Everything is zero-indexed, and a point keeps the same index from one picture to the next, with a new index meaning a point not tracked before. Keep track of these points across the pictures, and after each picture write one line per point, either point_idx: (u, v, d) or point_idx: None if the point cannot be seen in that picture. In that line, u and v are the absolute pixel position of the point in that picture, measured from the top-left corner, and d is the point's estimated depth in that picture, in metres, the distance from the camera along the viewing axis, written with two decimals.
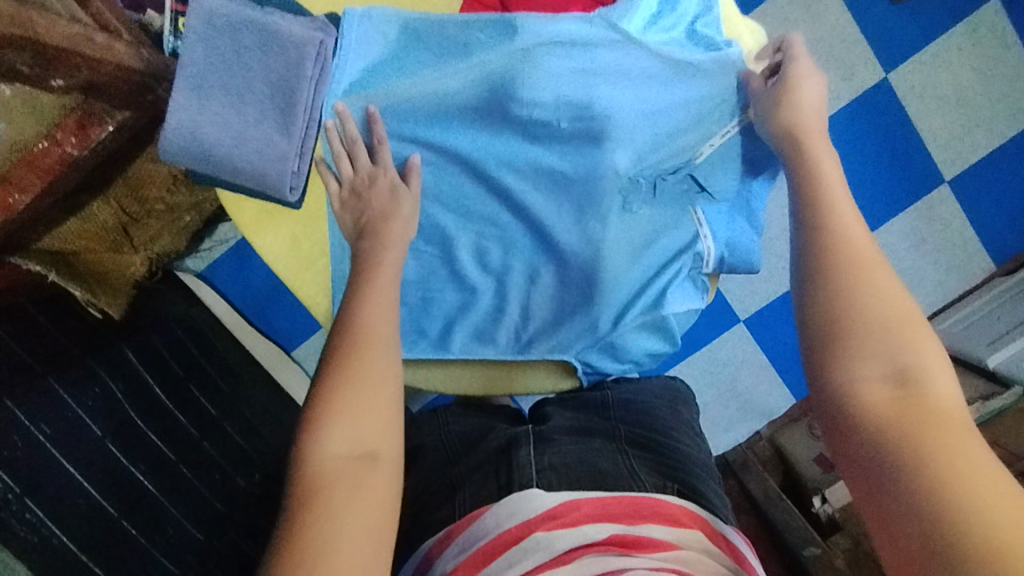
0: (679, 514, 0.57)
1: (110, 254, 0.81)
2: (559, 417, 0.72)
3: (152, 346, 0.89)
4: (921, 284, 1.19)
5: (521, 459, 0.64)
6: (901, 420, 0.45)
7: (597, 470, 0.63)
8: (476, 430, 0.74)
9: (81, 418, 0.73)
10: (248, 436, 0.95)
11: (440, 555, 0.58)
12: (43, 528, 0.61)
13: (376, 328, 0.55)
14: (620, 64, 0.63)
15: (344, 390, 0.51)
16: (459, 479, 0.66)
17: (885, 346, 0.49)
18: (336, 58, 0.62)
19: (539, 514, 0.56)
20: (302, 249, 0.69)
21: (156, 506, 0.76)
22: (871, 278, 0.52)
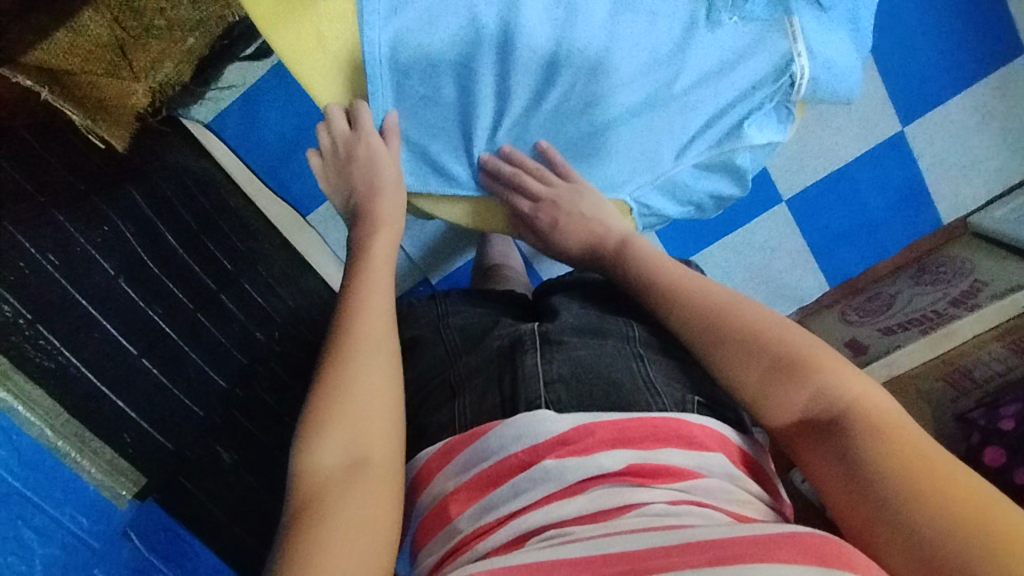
0: (703, 437, 0.53)
1: (108, 78, 0.71)
2: (568, 313, 0.64)
3: (161, 190, 0.80)
4: (983, 169, 1.10)
5: (528, 370, 0.59)
6: (826, 442, 0.49)
7: (613, 382, 0.57)
8: (479, 323, 0.69)
9: (90, 256, 0.70)
10: (267, 295, 0.88)
11: (435, 474, 0.55)
12: (60, 356, 0.66)
13: (367, 330, 0.56)
14: None
15: (334, 403, 0.52)
16: (458, 382, 0.63)
17: (790, 376, 0.52)
18: None
19: (548, 439, 0.51)
20: (329, 52, 0.59)
21: (174, 349, 0.74)
22: (746, 317, 0.56)
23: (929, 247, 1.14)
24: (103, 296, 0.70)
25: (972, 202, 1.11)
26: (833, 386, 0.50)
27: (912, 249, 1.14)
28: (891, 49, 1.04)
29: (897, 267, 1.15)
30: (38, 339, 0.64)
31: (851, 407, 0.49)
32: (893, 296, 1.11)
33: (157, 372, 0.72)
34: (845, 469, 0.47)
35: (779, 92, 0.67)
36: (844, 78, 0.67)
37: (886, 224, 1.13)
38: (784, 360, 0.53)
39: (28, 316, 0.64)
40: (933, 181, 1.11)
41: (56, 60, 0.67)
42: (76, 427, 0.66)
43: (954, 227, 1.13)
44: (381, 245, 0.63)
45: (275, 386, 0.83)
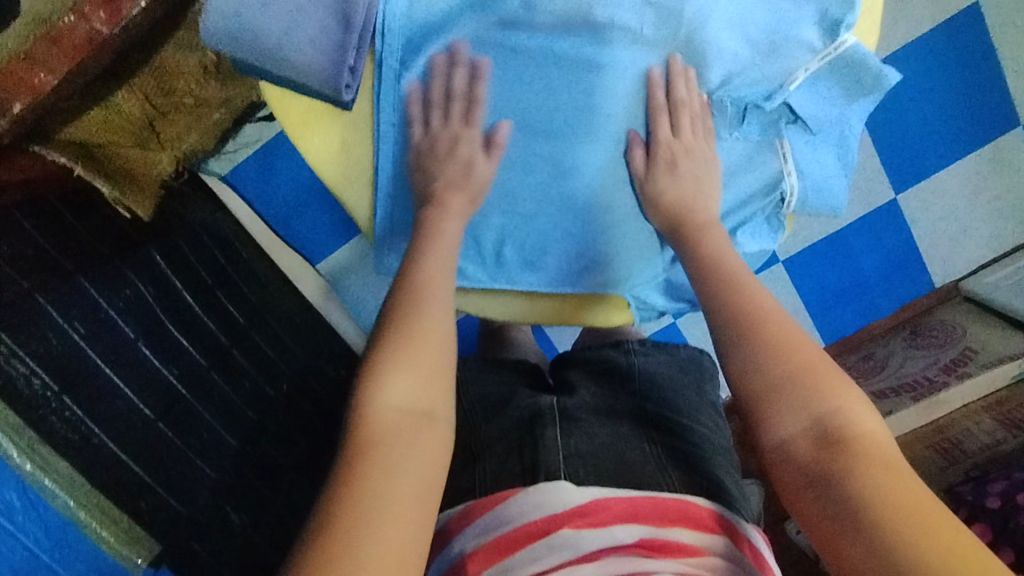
0: (708, 519, 0.57)
1: (135, 150, 0.75)
2: (584, 393, 0.71)
3: (179, 251, 0.85)
4: (975, 235, 1.13)
5: (548, 441, 0.63)
6: (822, 460, 0.51)
7: (625, 461, 0.62)
8: (498, 393, 0.72)
9: (113, 320, 0.72)
10: (278, 347, 0.95)
11: (458, 532, 0.59)
12: (84, 427, 0.63)
13: (427, 293, 0.58)
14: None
15: (401, 348, 0.54)
16: (479, 448, 0.66)
17: (799, 393, 0.53)
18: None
19: (566, 510, 0.55)
20: (349, 151, 0.66)
21: (190, 409, 0.76)
22: (767, 327, 0.57)
23: (921, 307, 1.17)
24: (121, 359, 0.70)
25: (964, 267, 1.15)
26: (830, 410, 0.52)
27: (904, 309, 1.17)
28: (886, 120, 1.08)
29: (889, 327, 1.18)
30: (64, 411, 0.62)
31: (855, 439, 0.51)
32: (887, 357, 1.14)
33: (171, 433, 0.72)
34: (825, 494, 0.50)
35: (770, 205, 0.73)
36: (829, 193, 0.72)
37: (880, 285, 1.16)
38: (788, 375, 0.54)
39: (56, 388, 0.62)
40: (926, 246, 1.14)
41: (88, 134, 0.69)
42: (97, 497, 0.62)
43: (946, 289, 1.16)
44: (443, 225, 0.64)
45: (281, 437, 0.88)
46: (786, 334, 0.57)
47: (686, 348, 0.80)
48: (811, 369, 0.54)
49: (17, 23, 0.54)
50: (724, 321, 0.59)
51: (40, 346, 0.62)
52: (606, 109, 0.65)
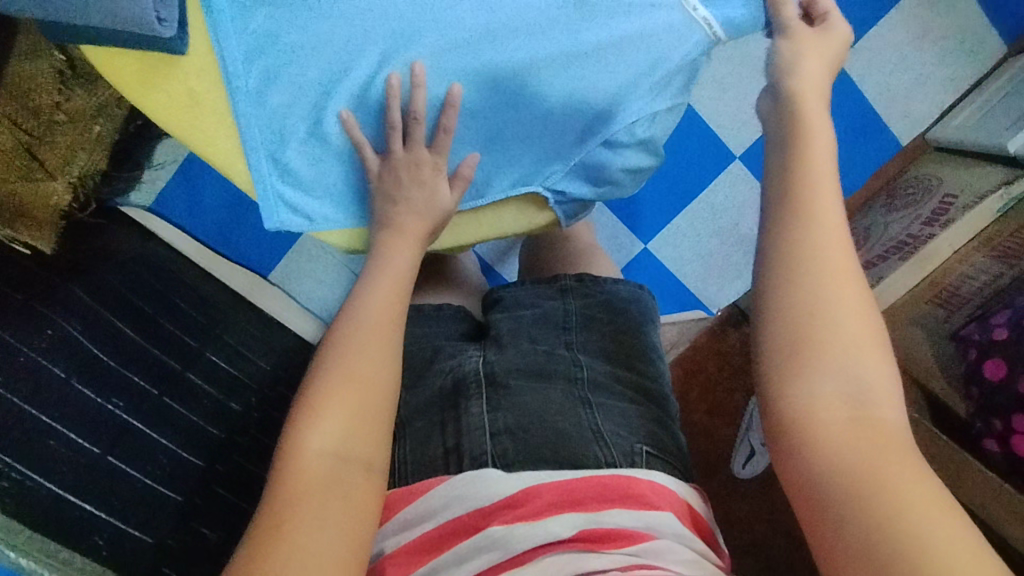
0: (650, 494, 0.52)
1: (23, 182, 0.71)
2: (513, 349, 0.65)
3: (110, 284, 0.79)
4: (928, 84, 1.08)
5: (472, 419, 0.59)
6: (848, 432, 0.46)
7: (561, 432, 0.58)
8: (419, 351, 0.68)
9: (36, 362, 0.67)
10: (241, 364, 0.89)
11: (378, 532, 0.54)
12: (14, 472, 0.59)
13: (374, 317, 0.56)
14: None
15: (341, 390, 0.52)
16: (400, 423, 0.64)
17: (840, 347, 0.48)
18: None
19: (495, 502, 0.51)
20: (202, 106, 0.62)
21: (144, 437, 0.72)
22: (828, 269, 0.50)
23: (894, 171, 1.11)
24: (56, 401, 0.66)
25: (927, 118, 1.09)
26: (865, 384, 0.48)
27: (876, 177, 1.12)
28: None
29: (866, 199, 1.12)
30: None
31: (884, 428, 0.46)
32: (869, 228, 1.07)
33: (123, 464, 0.69)
34: (827, 453, 0.46)
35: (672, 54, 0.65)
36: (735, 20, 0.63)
37: (846, 157, 1.11)
38: (835, 326, 0.48)
39: None
40: (884, 105, 1.09)
41: None
42: (42, 540, 0.58)
43: (914, 146, 1.10)
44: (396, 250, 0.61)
45: (255, 451, 0.84)
46: (840, 274, 0.50)
47: (626, 286, 0.73)
48: (860, 332, 0.49)
49: None
50: (797, 233, 0.52)
51: None
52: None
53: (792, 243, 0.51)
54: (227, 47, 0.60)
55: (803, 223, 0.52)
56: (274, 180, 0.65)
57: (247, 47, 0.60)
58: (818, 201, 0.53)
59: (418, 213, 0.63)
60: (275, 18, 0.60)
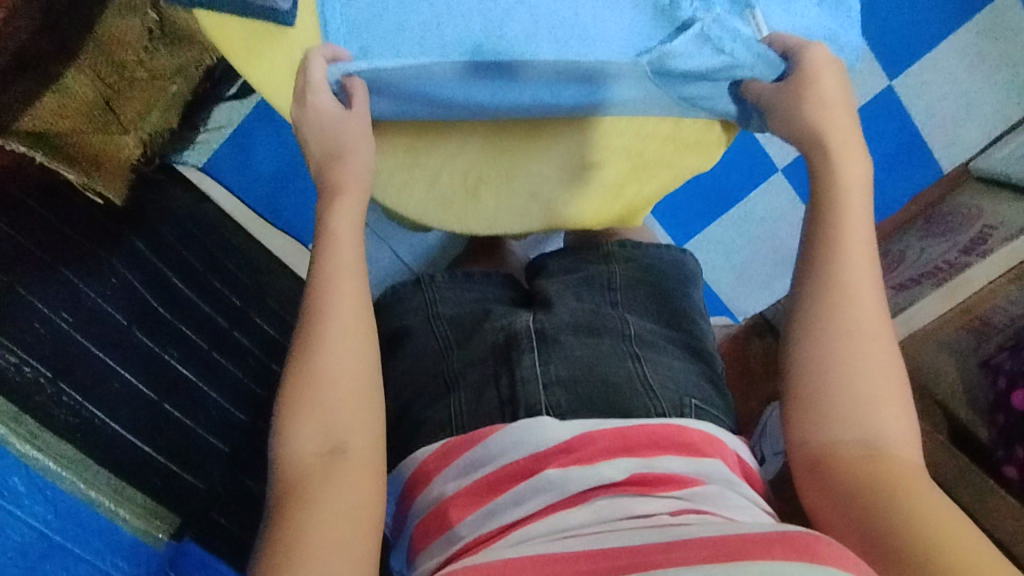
0: (698, 442, 0.54)
1: (98, 134, 0.75)
2: (562, 308, 0.65)
3: (164, 238, 0.83)
4: (977, 113, 1.08)
5: (525, 371, 0.60)
6: (865, 468, 0.48)
7: (610, 386, 0.59)
8: (471, 312, 0.69)
9: (100, 307, 0.70)
10: (279, 325, 0.92)
11: (436, 474, 0.56)
12: (83, 411, 0.62)
13: (333, 299, 0.53)
14: None
15: (309, 383, 0.50)
16: (452, 375, 0.63)
17: (864, 403, 0.50)
18: None
19: (552, 447, 0.52)
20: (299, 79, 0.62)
21: (195, 389, 0.75)
22: (861, 329, 0.53)
23: (931, 198, 1.13)
24: (113, 343, 0.69)
25: (971, 148, 1.10)
26: (883, 433, 0.50)
27: (914, 202, 1.13)
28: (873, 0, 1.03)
29: (902, 223, 1.14)
30: (60, 395, 0.60)
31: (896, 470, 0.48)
32: (904, 252, 1.08)
33: (179, 414, 0.71)
34: (841, 488, 0.49)
35: None
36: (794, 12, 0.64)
37: (887, 179, 1.12)
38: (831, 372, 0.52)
39: (48, 374, 0.60)
40: (928, 132, 1.10)
41: (50, 124, 0.69)
42: (106, 476, 0.61)
43: (956, 174, 1.12)
44: (342, 212, 0.57)
45: None
46: (873, 330, 0.53)
47: (668, 248, 0.75)
48: (869, 363, 0.52)
49: None
50: (835, 290, 0.54)
51: (26, 334, 0.61)
52: None
53: (829, 297, 0.54)
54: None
55: (839, 282, 0.54)
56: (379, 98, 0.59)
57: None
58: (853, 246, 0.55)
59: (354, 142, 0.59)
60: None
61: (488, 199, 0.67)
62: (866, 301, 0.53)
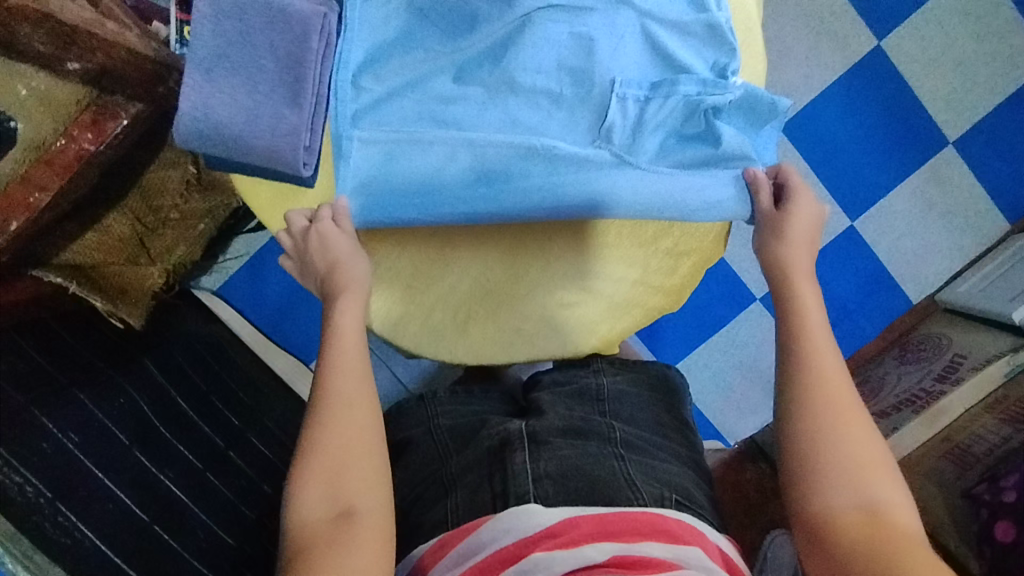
0: (678, 530, 0.56)
1: (128, 267, 0.82)
2: (553, 413, 0.68)
3: (175, 361, 0.89)
4: (936, 250, 1.18)
5: (517, 467, 0.62)
6: (862, 534, 0.54)
7: (596, 480, 0.60)
8: (468, 422, 0.72)
9: (107, 427, 0.73)
10: (273, 446, 0.94)
11: (433, 565, 0.57)
12: (77, 532, 0.62)
13: (339, 379, 0.58)
14: (603, 20, 0.61)
15: (319, 450, 0.55)
16: (450, 480, 0.65)
17: (851, 471, 0.57)
18: (341, 39, 0.58)
19: (538, 532, 0.54)
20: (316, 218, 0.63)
21: (186, 511, 0.76)
22: (840, 408, 0.59)
23: (906, 325, 1.18)
24: (115, 464, 0.71)
25: (936, 281, 1.18)
26: (874, 494, 0.56)
27: (890, 329, 1.19)
28: (827, 156, 1.15)
29: (881, 349, 1.18)
30: (57, 516, 0.62)
31: (887, 522, 0.54)
32: (883, 377, 1.11)
33: (167, 536, 0.72)
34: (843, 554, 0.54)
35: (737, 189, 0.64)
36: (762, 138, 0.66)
37: (861, 308, 1.19)
38: (819, 429, 0.58)
39: (48, 494, 0.62)
40: (894, 265, 1.18)
41: (83, 256, 0.77)
42: None
43: (924, 305, 1.18)
44: (348, 309, 0.60)
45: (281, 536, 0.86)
46: (840, 396, 0.60)
47: (657, 364, 0.79)
48: (852, 431, 0.58)
49: (16, 150, 0.55)
50: (805, 367, 0.61)
51: (34, 455, 0.64)
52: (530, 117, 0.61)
53: (813, 380, 0.60)
54: (344, 50, 0.58)
55: (807, 361, 0.61)
56: (366, 187, 0.61)
57: (366, 55, 0.60)
58: (810, 330, 0.63)
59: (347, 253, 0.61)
60: (405, 20, 0.60)
61: (476, 335, 0.66)
62: (830, 372, 0.61)
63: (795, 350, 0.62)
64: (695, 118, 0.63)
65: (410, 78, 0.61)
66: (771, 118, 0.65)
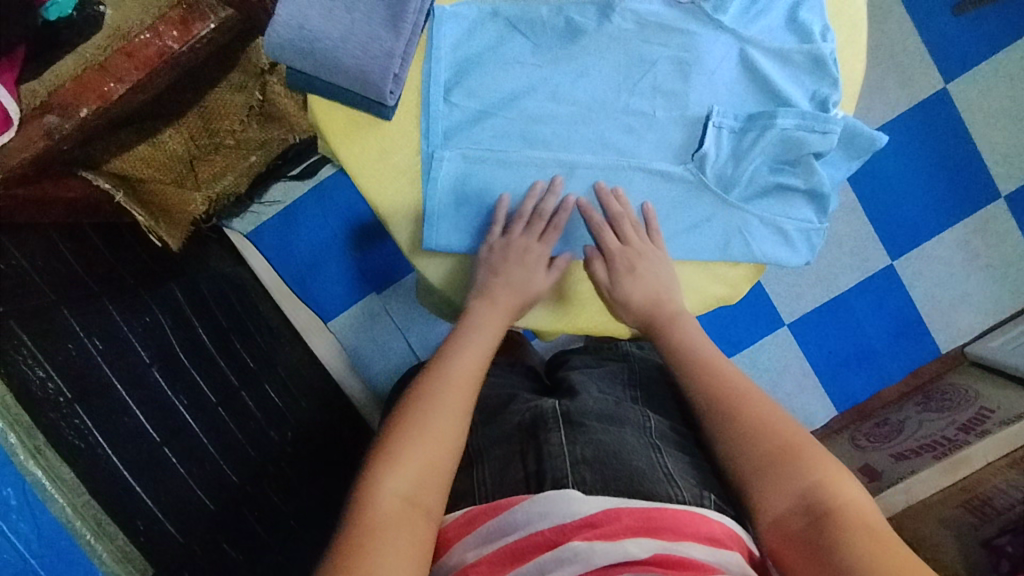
0: (721, 533, 0.52)
1: (173, 187, 0.80)
2: (587, 396, 0.67)
3: (201, 294, 0.88)
4: (972, 302, 1.16)
5: (553, 448, 0.60)
6: (809, 529, 0.50)
7: (636, 470, 0.58)
8: (498, 397, 0.71)
9: (131, 343, 0.72)
10: (284, 396, 0.92)
11: (457, 540, 0.55)
12: (92, 437, 0.61)
13: (452, 379, 0.54)
14: (700, 45, 0.58)
15: (414, 440, 0.50)
16: (478, 452, 0.65)
17: (777, 467, 0.52)
18: (433, 36, 0.56)
19: (577, 520, 0.51)
20: (392, 164, 0.58)
21: (197, 442, 0.74)
22: (751, 408, 0.55)
23: (931, 374, 1.17)
24: (136, 381, 0.70)
25: (967, 333, 1.17)
26: (810, 486, 0.51)
27: (914, 375, 1.17)
28: (874, 192, 1.15)
29: (902, 394, 1.17)
30: (74, 418, 0.60)
31: (836, 506, 0.49)
32: (903, 422, 1.09)
33: (177, 462, 0.70)
34: (808, 548, 0.49)
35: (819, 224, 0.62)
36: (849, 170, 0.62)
37: (887, 350, 1.17)
38: (734, 440, 0.54)
39: (69, 395, 0.61)
40: (926, 313, 1.17)
41: (133, 169, 0.76)
42: (96, 510, 0.59)
43: (952, 355, 1.17)
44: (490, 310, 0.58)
45: (283, 486, 0.84)
46: (747, 391, 0.56)
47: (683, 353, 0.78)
48: (760, 428, 0.54)
49: (102, 36, 0.56)
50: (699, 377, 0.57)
51: (58, 355, 0.63)
52: (619, 143, 0.60)
53: (719, 385, 0.56)
54: (432, 65, 0.56)
55: (704, 370, 0.57)
56: (448, 202, 0.59)
57: (458, 62, 0.57)
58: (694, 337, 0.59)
59: (514, 289, 0.58)
60: (500, 30, 0.57)
61: (532, 294, 0.64)
62: (731, 370, 0.57)
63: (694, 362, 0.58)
64: (794, 153, 0.59)
65: (502, 86, 0.58)
66: (867, 152, 0.61)
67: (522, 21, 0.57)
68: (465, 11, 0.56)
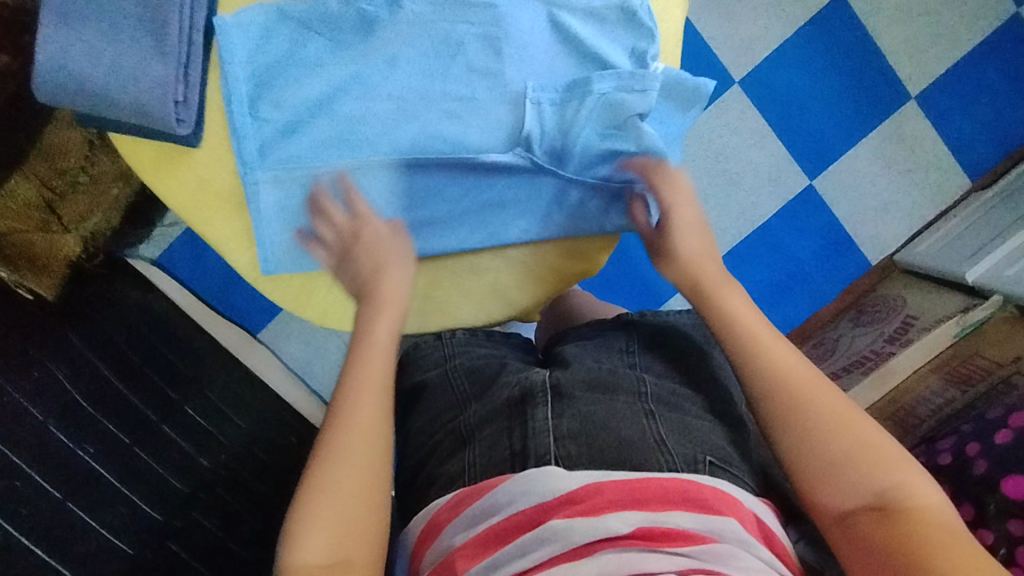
0: (711, 498, 0.49)
1: (39, 234, 0.81)
2: (578, 364, 0.61)
3: (107, 336, 0.83)
4: (897, 209, 1.15)
5: (538, 424, 0.56)
6: (879, 529, 0.48)
7: (622, 440, 0.54)
8: (487, 366, 0.64)
9: (19, 403, 0.69)
10: (212, 418, 0.90)
11: (446, 525, 0.52)
12: None
13: (357, 423, 0.53)
14: (504, 20, 0.61)
15: (329, 497, 0.50)
16: (467, 430, 0.59)
17: (848, 467, 0.51)
18: (226, 51, 0.57)
19: (558, 497, 0.49)
20: (217, 191, 0.62)
21: (106, 486, 0.73)
22: (813, 403, 0.54)
23: (863, 288, 1.16)
24: (27, 441, 0.69)
25: (894, 241, 1.16)
26: (881, 484, 0.50)
27: (846, 292, 1.16)
28: (786, 112, 1.11)
29: (836, 312, 1.16)
30: None
31: (911, 506, 0.48)
32: (838, 340, 1.12)
33: (84, 514, 0.70)
34: (874, 550, 0.48)
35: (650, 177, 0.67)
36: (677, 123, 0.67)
37: (818, 270, 1.16)
38: (798, 438, 0.53)
39: None
40: (853, 228, 1.15)
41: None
42: None
43: (883, 265, 1.16)
44: (379, 326, 0.58)
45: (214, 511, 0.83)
46: (808, 387, 0.55)
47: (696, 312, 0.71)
48: (831, 423, 0.53)
49: None
50: (761, 378, 0.56)
51: None
52: (444, 129, 0.62)
53: (784, 386, 0.55)
54: (230, 80, 0.57)
55: (766, 372, 0.56)
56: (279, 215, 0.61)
57: (261, 74, 0.58)
58: (759, 341, 0.58)
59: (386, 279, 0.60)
60: (296, 35, 0.58)
61: None
62: (797, 368, 0.56)
63: (749, 362, 0.57)
64: (616, 117, 0.62)
65: (313, 91, 0.59)
66: (687, 100, 0.66)
67: (316, 24, 0.58)
68: (248, 18, 0.57)
